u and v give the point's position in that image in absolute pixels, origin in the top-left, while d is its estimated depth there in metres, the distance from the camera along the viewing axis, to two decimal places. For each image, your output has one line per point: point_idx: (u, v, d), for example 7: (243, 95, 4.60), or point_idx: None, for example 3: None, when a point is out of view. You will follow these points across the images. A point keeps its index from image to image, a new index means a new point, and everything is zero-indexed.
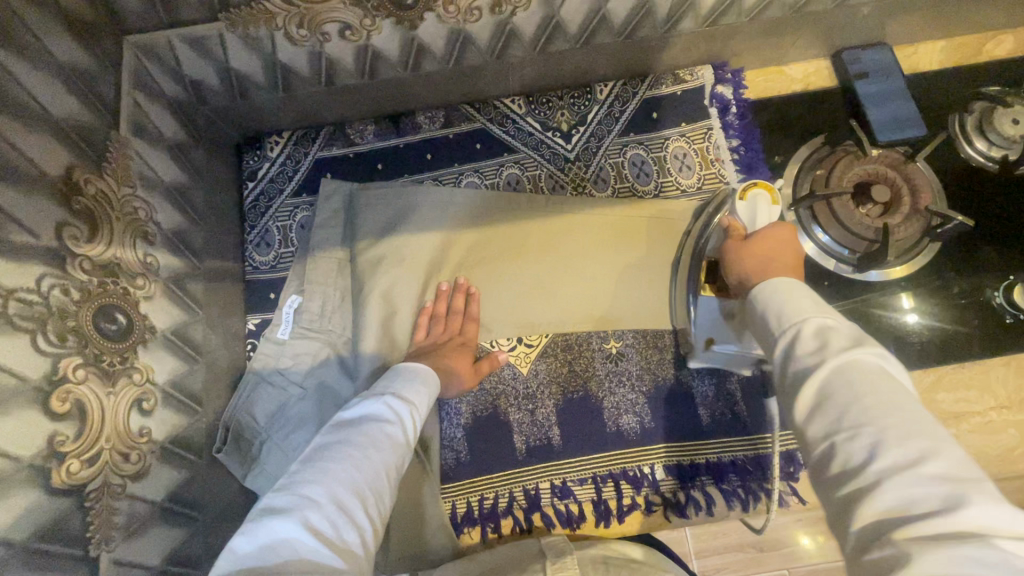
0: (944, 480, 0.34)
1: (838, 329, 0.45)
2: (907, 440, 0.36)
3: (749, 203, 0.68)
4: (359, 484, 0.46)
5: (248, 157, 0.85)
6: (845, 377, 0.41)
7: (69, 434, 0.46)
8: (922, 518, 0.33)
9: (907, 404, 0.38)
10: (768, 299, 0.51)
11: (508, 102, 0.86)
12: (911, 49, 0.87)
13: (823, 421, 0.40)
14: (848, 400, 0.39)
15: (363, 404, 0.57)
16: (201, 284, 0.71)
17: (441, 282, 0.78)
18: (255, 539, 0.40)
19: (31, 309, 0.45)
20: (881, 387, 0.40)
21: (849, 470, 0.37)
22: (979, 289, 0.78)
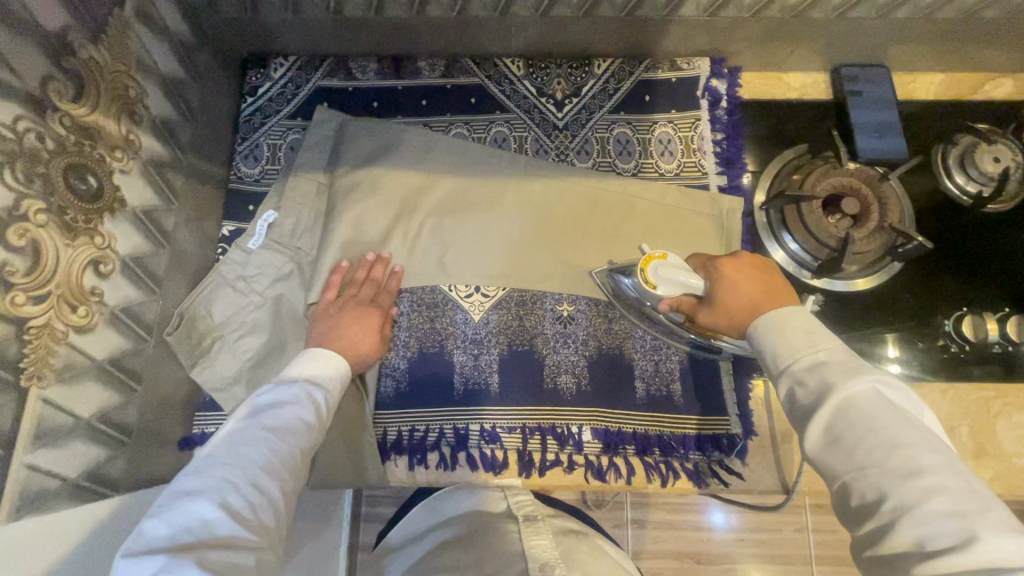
0: (946, 516, 0.39)
1: (830, 362, 0.49)
2: (913, 479, 0.41)
3: (664, 284, 0.63)
4: (272, 465, 0.51)
5: (251, 73, 0.88)
6: (851, 419, 0.45)
7: (21, 268, 0.49)
8: (938, 553, 0.38)
9: (913, 440, 0.43)
10: (767, 341, 0.54)
11: (509, 63, 0.88)
12: (909, 77, 0.88)
13: (837, 460, 0.45)
14: (856, 441, 0.44)
15: (277, 388, 0.60)
16: (181, 177, 0.74)
17: (366, 252, 0.79)
18: (170, 523, 0.44)
19: (4, 143, 0.48)
20: (887, 422, 0.44)
21: (866, 507, 0.43)
22: (931, 314, 0.80)
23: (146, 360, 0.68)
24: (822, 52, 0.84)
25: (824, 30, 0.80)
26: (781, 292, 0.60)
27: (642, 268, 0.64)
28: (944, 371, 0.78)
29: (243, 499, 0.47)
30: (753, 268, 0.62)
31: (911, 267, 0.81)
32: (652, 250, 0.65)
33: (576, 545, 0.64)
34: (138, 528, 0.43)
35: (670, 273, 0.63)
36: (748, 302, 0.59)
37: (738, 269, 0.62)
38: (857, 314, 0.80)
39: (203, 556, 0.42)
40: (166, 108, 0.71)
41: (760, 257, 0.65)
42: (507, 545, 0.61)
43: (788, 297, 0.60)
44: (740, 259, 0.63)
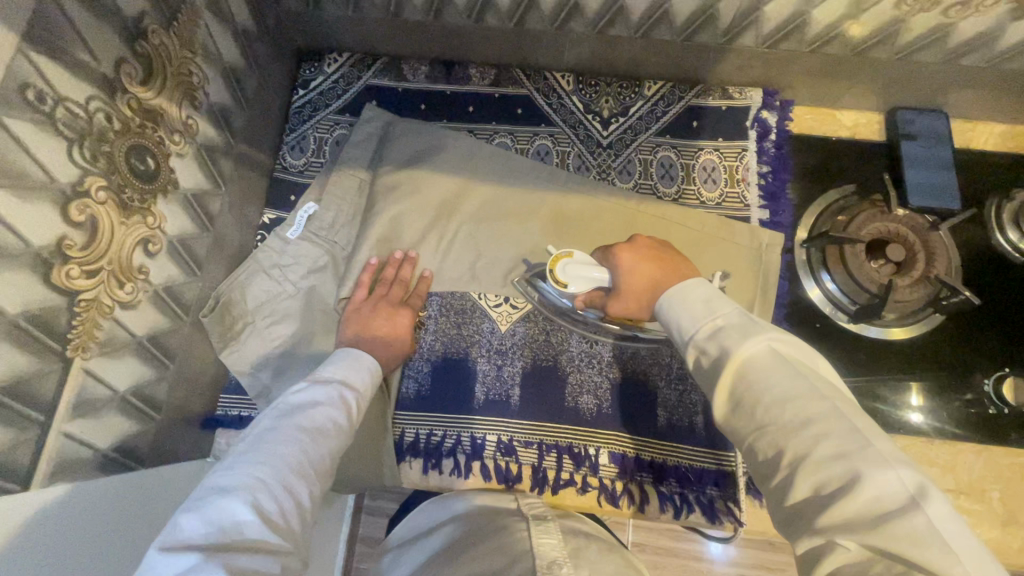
0: (836, 457, 0.38)
1: (728, 328, 0.49)
2: (804, 429, 0.41)
3: (573, 280, 0.66)
4: (303, 469, 0.50)
5: (305, 66, 0.90)
6: (747, 380, 0.45)
7: (78, 243, 0.51)
8: (832, 502, 0.37)
9: (802, 389, 0.42)
10: (672, 316, 0.54)
11: (559, 77, 0.88)
12: (968, 125, 0.85)
13: (741, 421, 0.45)
14: (754, 401, 0.44)
15: (311, 387, 0.60)
16: (231, 163, 0.76)
17: (394, 250, 0.80)
18: (204, 518, 0.43)
19: (76, 122, 0.49)
20: (778, 375, 0.44)
21: (770, 466, 0.42)
22: (970, 371, 0.77)
23: (181, 339, 0.70)
24: (881, 92, 0.82)
25: (885, 71, 0.78)
26: (678, 267, 0.62)
27: (552, 268, 0.67)
28: (979, 431, 0.75)
29: (274, 500, 0.46)
30: (648, 250, 0.65)
31: (953, 320, 0.79)
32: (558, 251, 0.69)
33: (585, 543, 0.59)
34: (171, 521, 0.42)
35: (578, 269, 0.66)
36: (647, 285, 0.61)
37: (635, 254, 0.64)
38: (893, 363, 0.78)
39: (231, 558, 0.41)
40: (224, 95, 0.73)
41: (658, 242, 0.68)
42: (505, 534, 0.58)
43: (686, 271, 0.62)
44: (636, 245, 0.65)
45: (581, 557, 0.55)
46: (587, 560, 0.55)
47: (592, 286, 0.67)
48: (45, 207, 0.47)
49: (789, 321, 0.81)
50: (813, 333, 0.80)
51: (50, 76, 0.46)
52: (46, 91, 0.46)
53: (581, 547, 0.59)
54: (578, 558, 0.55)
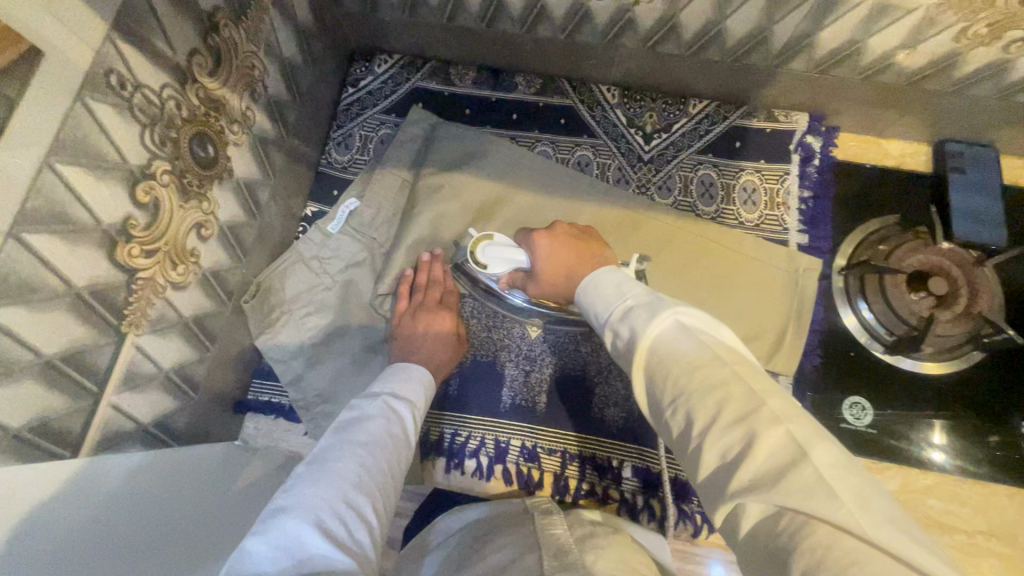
0: (736, 421, 0.36)
1: (643, 306, 0.47)
2: (706, 395, 0.38)
3: (489, 260, 0.71)
4: (362, 483, 0.51)
5: (356, 66, 0.92)
6: (660, 353, 0.43)
7: (141, 223, 0.52)
8: (736, 465, 0.35)
9: (702, 355, 0.40)
10: (588, 303, 0.55)
11: (603, 90, 0.89)
12: (1017, 162, 0.84)
13: (656, 395, 0.42)
14: (665, 371, 0.41)
15: (360, 406, 0.61)
16: (281, 155, 0.78)
17: (421, 254, 0.80)
18: (269, 543, 0.43)
19: (150, 107, 0.51)
20: (686, 345, 0.42)
21: (684, 439, 0.39)
22: (1007, 412, 0.75)
23: (222, 324, 0.71)
24: (930, 124, 0.81)
25: (936, 103, 0.77)
26: (594, 251, 0.64)
27: (473, 250, 0.72)
28: (1013, 476, 0.73)
29: (336, 518, 0.46)
30: (562, 233, 0.67)
31: (995, 358, 0.77)
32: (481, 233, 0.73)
33: (592, 531, 0.60)
34: (239, 547, 0.43)
35: (495, 251, 0.70)
36: (560, 267, 0.64)
37: (552, 238, 0.67)
38: (928, 398, 0.77)
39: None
40: (281, 89, 0.75)
41: (577, 226, 0.70)
42: (519, 530, 0.58)
43: (599, 258, 0.64)
44: (555, 229, 0.67)
45: (589, 544, 0.55)
46: (593, 544, 0.55)
47: (509, 267, 0.70)
48: (114, 187, 0.49)
49: (822, 347, 0.79)
50: (846, 362, 0.79)
51: (131, 63, 0.48)
52: (127, 77, 0.48)
53: (587, 534, 0.59)
54: (584, 543, 0.55)
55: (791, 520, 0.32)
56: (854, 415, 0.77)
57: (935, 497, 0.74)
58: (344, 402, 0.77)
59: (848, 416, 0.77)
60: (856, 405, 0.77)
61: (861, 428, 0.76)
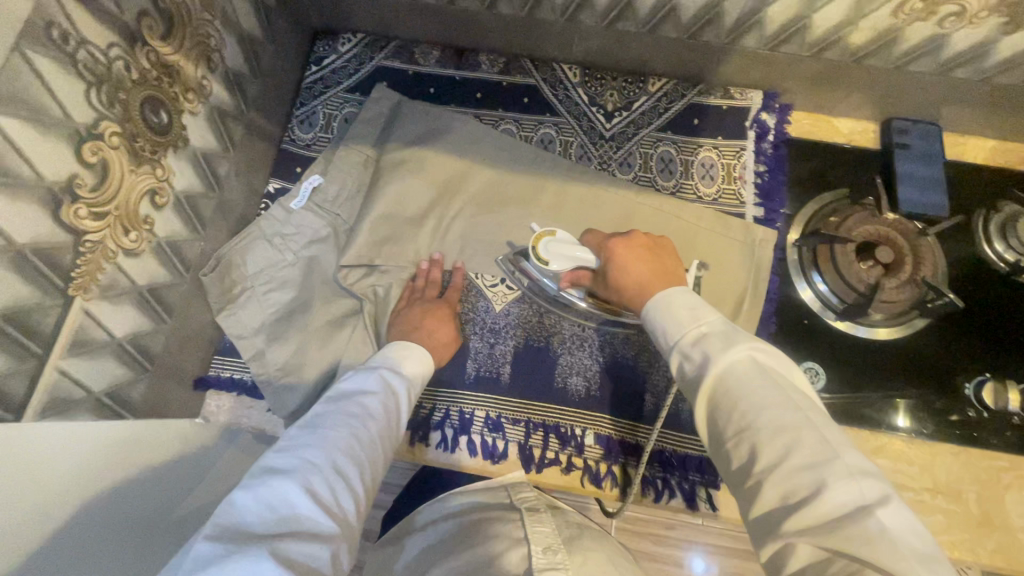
0: (803, 467, 0.38)
1: (714, 332, 0.48)
2: (778, 436, 0.40)
3: (556, 259, 0.67)
4: (354, 452, 0.51)
5: (320, 45, 0.92)
6: (728, 385, 0.44)
7: (88, 183, 0.52)
8: (799, 509, 0.37)
9: (775, 395, 0.42)
10: (655, 322, 0.54)
11: (565, 69, 0.91)
12: (958, 139, 0.88)
13: (720, 424, 0.44)
14: (732, 404, 0.43)
15: (358, 377, 0.61)
16: (241, 129, 0.77)
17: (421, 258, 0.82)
18: (257, 498, 0.44)
19: (96, 66, 0.51)
20: (754, 382, 0.43)
21: (744, 472, 0.41)
22: (950, 375, 0.78)
23: (180, 296, 0.71)
24: (876, 101, 0.85)
25: (880, 80, 0.80)
26: (667, 268, 0.61)
27: (534, 244, 0.69)
28: (956, 435, 0.77)
29: (325, 484, 0.47)
30: (625, 239, 0.64)
31: (938, 323, 0.80)
32: (543, 228, 0.70)
33: (580, 531, 0.60)
34: (228, 500, 0.44)
35: (560, 248, 0.67)
36: (622, 274, 0.60)
37: (627, 247, 0.63)
38: (876, 362, 0.80)
39: (283, 540, 0.42)
40: (239, 62, 0.75)
41: (655, 237, 0.66)
42: (506, 525, 0.57)
43: (676, 273, 0.61)
44: (631, 237, 0.64)
45: (575, 546, 0.55)
46: (580, 547, 0.55)
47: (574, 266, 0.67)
48: (57, 144, 0.48)
49: (778, 316, 0.82)
50: (800, 330, 0.81)
51: (75, 18, 0.48)
52: (70, 32, 0.48)
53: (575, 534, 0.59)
54: (573, 545, 0.55)
55: (844, 565, 0.34)
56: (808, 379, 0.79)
57: (885, 457, 0.77)
58: (306, 376, 0.77)
59: None
60: (810, 370, 0.79)
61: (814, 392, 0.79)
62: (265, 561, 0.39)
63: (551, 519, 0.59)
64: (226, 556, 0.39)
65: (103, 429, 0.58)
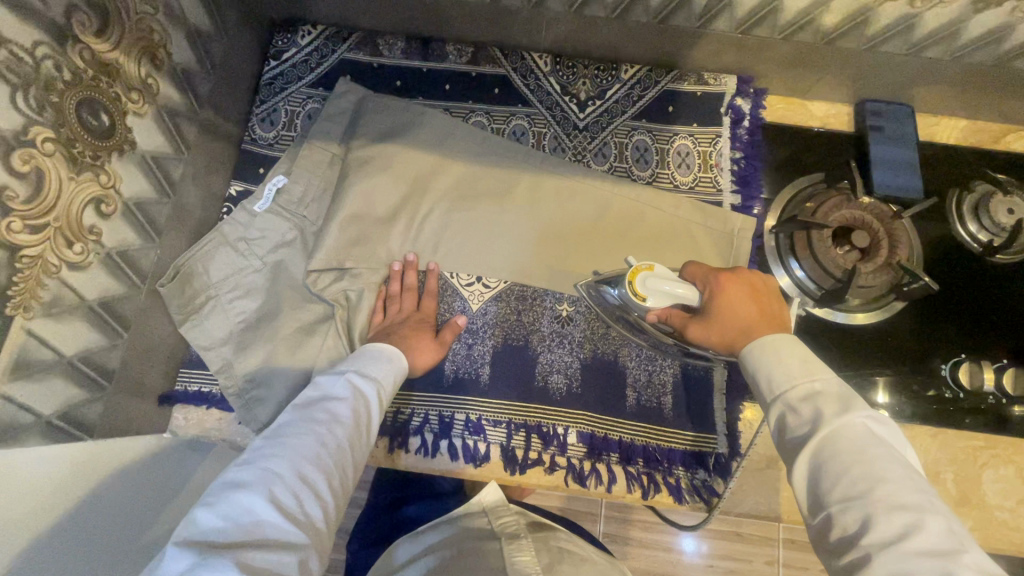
0: (927, 553, 0.38)
1: (827, 393, 0.49)
2: (895, 514, 0.40)
3: (651, 295, 0.65)
4: (321, 459, 0.49)
5: (278, 37, 0.87)
6: (836, 449, 0.45)
7: (21, 195, 0.48)
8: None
9: (891, 471, 0.43)
10: (760, 367, 0.54)
11: (536, 57, 0.88)
12: (931, 120, 0.88)
13: (825, 489, 0.44)
14: (841, 470, 0.44)
15: (325, 381, 0.58)
16: (195, 128, 0.74)
17: (393, 261, 0.79)
18: (221, 511, 0.42)
19: (20, 66, 0.47)
20: (868, 452, 0.44)
21: (848, 541, 0.41)
22: (928, 357, 0.79)
23: (136, 308, 0.67)
24: (850, 83, 0.84)
25: (852, 62, 0.79)
26: (780, 321, 0.60)
27: (631, 279, 0.67)
28: (931, 413, 0.77)
29: (290, 494, 0.45)
30: (756, 290, 0.63)
31: (915, 305, 0.80)
32: (639, 262, 0.68)
33: (560, 556, 0.58)
34: (189, 516, 0.41)
35: (658, 284, 0.65)
36: (741, 325, 0.60)
37: (736, 291, 0.62)
38: (857, 349, 0.80)
39: (247, 552, 0.40)
40: (188, 57, 0.71)
41: (759, 276, 0.65)
42: (487, 556, 0.56)
43: (779, 317, 0.61)
44: (738, 279, 0.63)
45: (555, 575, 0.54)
46: None
47: (669, 302, 0.66)
48: None
49: None
50: None
51: None
52: None
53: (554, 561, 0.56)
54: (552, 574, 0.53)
55: None
56: None
57: None
58: (277, 386, 0.73)
59: None
60: None
61: None
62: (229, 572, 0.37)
63: (532, 544, 0.58)
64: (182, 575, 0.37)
65: (74, 450, 0.58)
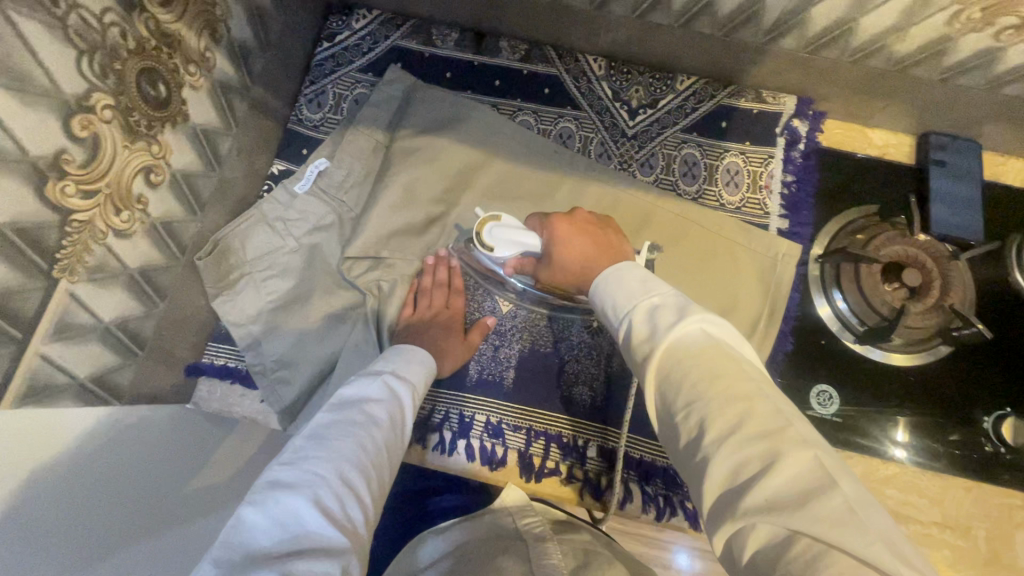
0: (759, 438, 0.34)
1: (665, 305, 0.44)
2: (725, 405, 0.36)
3: (501, 244, 0.63)
4: (362, 462, 0.47)
5: (333, 20, 0.87)
6: (676, 356, 0.40)
7: (77, 159, 0.48)
8: (751, 485, 0.33)
9: (727, 365, 0.38)
10: (603, 297, 0.50)
11: (590, 60, 0.86)
12: (998, 159, 0.83)
13: (670, 397, 0.39)
14: (679, 377, 0.39)
15: (361, 382, 0.56)
16: (246, 104, 0.74)
17: (427, 255, 0.78)
18: (267, 514, 0.40)
19: (87, 31, 0.47)
20: (707, 353, 0.40)
21: (693, 445, 0.37)
22: (973, 406, 0.75)
23: (173, 279, 0.67)
24: (915, 114, 0.80)
25: (923, 92, 0.76)
26: (618, 249, 0.62)
27: (479, 233, 0.64)
28: (972, 469, 0.73)
29: (336, 497, 0.43)
30: (589, 225, 0.64)
31: (962, 350, 0.77)
32: (482, 215, 0.66)
33: (589, 558, 0.56)
34: (236, 516, 0.39)
35: (504, 234, 0.63)
36: (585, 261, 0.60)
37: (574, 233, 0.62)
38: (894, 390, 0.76)
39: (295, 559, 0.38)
40: (245, 33, 0.71)
41: (596, 217, 0.67)
42: (513, 559, 0.54)
43: (621, 251, 0.62)
44: (575, 219, 0.64)
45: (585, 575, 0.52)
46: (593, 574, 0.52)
47: (521, 253, 0.65)
48: (46, 117, 0.45)
49: (794, 337, 0.79)
50: (815, 350, 0.78)
51: None
52: None
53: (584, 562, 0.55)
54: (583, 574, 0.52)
55: None
56: (821, 403, 0.76)
57: (895, 488, 0.74)
58: (303, 369, 0.74)
59: (815, 403, 0.76)
60: (823, 392, 0.77)
61: (827, 415, 0.76)
62: None
63: (560, 549, 0.57)
64: None
65: (94, 410, 0.57)
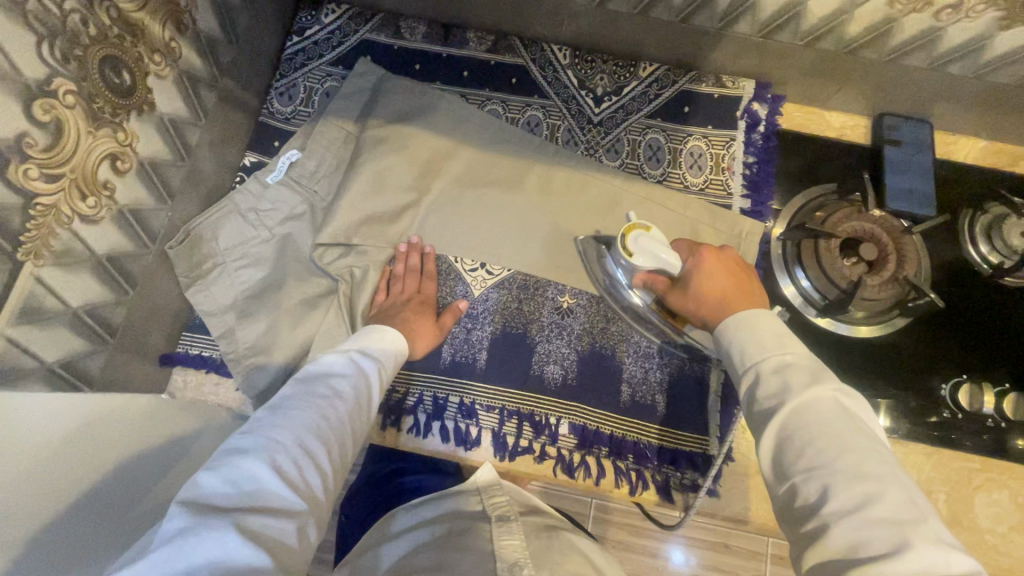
0: (887, 521, 0.38)
1: (795, 365, 0.48)
2: (854, 484, 0.40)
3: (642, 253, 0.63)
4: (322, 430, 0.48)
5: (302, 14, 0.89)
6: (805, 424, 0.44)
7: (40, 143, 0.49)
8: (869, 561, 0.37)
9: (855, 443, 0.42)
10: (734, 341, 0.54)
11: (555, 50, 0.89)
12: (948, 138, 0.87)
13: (789, 460, 0.44)
14: (806, 441, 0.44)
15: (327, 359, 0.57)
16: (214, 96, 0.75)
17: (399, 243, 0.80)
18: (223, 476, 0.41)
19: (47, 18, 0.49)
20: (837, 428, 0.43)
21: (809, 509, 0.41)
22: (929, 374, 0.78)
23: (144, 268, 0.68)
24: (867, 95, 0.84)
25: (872, 73, 0.79)
26: (757, 299, 0.59)
27: (625, 234, 0.64)
28: (930, 435, 0.76)
29: (293, 462, 0.44)
30: (737, 269, 0.61)
31: (918, 320, 0.79)
32: (635, 221, 0.66)
33: (551, 541, 0.57)
34: (193, 479, 0.41)
35: (649, 243, 0.63)
36: (721, 299, 0.59)
37: (716, 268, 0.61)
38: (855, 360, 0.79)
39: (247, 518, 0.39)
40: (212, 26, 0.72)
41: (745, 261, 0.64)
42: (475, 545, 0.54)
43: (759, 299, 0.60)
44: (722, 254, 0.62)
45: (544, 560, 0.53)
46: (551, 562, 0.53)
47: (656, 268, 0.64)
48: (8, 99, 0.46)
49: None
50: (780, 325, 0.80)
51: None
52: None
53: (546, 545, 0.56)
54: (540, 559, 0.53)
55: None
56: None
57: None
58: (276, 356, 0.75)
59: None
60: None
61: None
62: (230, 535, 0.37)
63: (522, 529, 0.57)
64: (183, 533, 0.37)
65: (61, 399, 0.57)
